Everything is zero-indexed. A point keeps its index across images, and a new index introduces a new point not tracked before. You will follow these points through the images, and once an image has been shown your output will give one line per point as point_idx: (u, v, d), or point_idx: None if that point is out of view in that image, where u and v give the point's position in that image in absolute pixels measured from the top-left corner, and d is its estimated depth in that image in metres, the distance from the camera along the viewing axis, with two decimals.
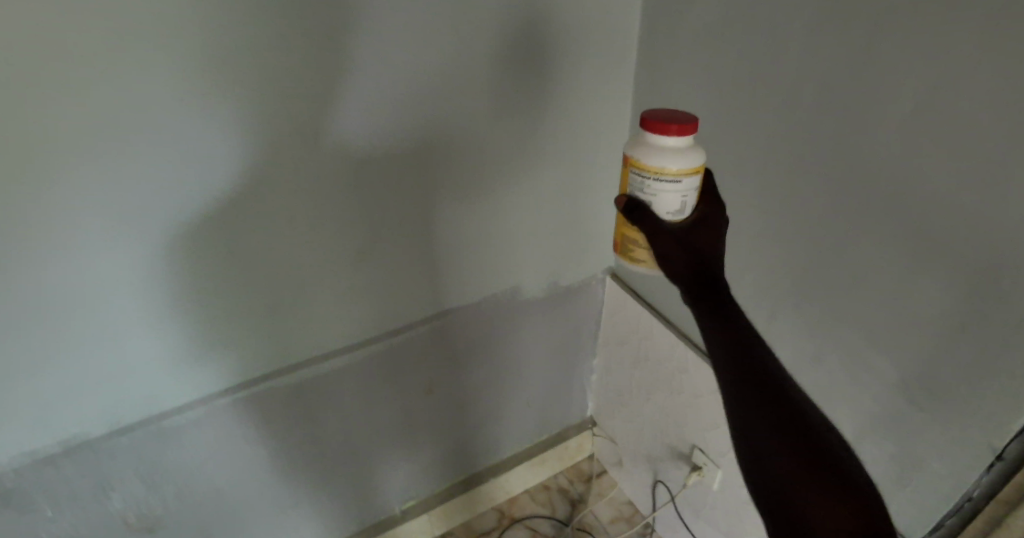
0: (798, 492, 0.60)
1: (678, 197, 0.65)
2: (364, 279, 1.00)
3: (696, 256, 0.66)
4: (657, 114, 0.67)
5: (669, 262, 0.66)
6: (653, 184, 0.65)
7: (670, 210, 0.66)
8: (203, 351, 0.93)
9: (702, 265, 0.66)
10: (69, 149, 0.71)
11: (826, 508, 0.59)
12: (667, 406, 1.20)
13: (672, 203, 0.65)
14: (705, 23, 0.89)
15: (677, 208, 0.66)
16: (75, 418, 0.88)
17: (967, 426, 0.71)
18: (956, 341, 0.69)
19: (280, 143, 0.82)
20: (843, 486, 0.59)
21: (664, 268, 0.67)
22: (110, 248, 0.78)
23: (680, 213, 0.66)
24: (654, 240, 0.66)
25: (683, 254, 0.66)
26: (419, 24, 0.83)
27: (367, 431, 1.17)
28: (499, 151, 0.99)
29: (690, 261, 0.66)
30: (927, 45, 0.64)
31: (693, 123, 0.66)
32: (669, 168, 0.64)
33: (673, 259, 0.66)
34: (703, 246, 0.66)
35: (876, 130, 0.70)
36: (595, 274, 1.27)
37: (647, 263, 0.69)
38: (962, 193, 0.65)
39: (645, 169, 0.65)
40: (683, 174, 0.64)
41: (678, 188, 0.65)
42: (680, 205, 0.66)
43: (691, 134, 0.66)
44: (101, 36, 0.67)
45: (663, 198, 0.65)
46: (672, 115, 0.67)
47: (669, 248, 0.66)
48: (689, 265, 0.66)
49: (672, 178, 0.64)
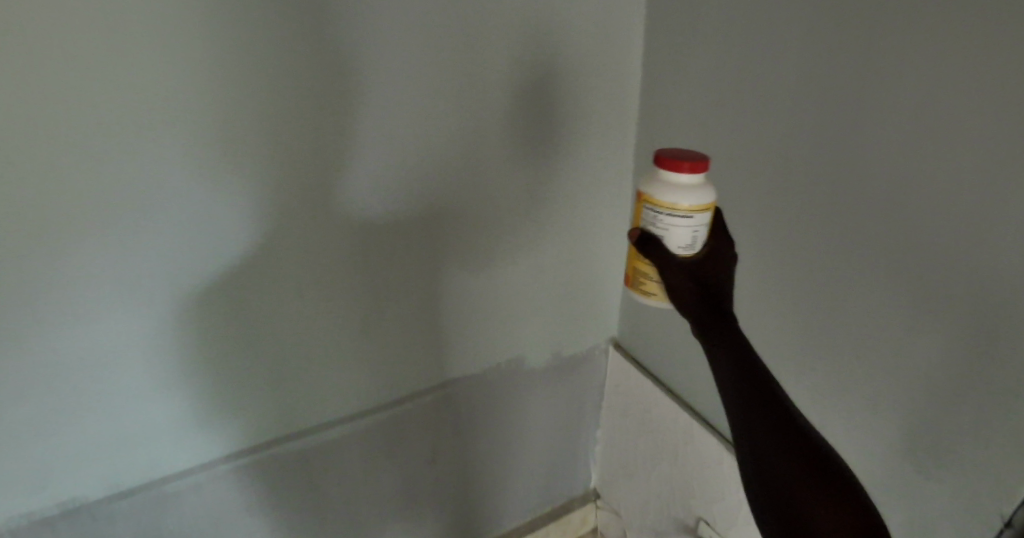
0: (804, 507, 0.60)
1: (689, 232, 0.66)
2: (369, 343, 1.00)
3: (704, 286, 0.68)
4: (669, 152, 0.68)
5: (678, 293, 0.67)
6: (666, 219, 0.66)
7: (681, 244, 0.66)
8: (207, 414, 0.92)
9: (709, 294, 0.68)
10: (92, 207, 0.74)
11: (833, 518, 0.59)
12: (673, 478, 1.18)
13: (683, 238, 0.66)
14: (704, 100, 0.93)
15: (687, 243, 0.66)
16: (77, 479, 0.87)
17: (976, 491, 0.71)
18: (962, 407, 0.70)
19: (295, 211, 0.84)
20: (846, 502, 0.60)
21: (673, 297, 0.68)
22: (126, 306, 0.80)
23: (690, 248, 0.67)
24: (664, 273, 0.67)
25: (692, 286, 0.67)
26: (432, 102, 0.87)
27: (367, 502, 1.15)
28: (505, 221, 1.01)
29: (698, 291, 0.67)
30: (917, 121, 0.67)
31: (705, 160, 0.66)
32: (682, 204, 0.65)
33: (682, 290, 0.67)
34: (711, 279, 0.68)
35: (872, 199, 0.73)
36: (600, 343, 1.27)
37: (658, 296, 0.70)
38: (958, 260, 0.67)
39: (659, 204, 0.66)
40: (694, 210, 0.65)
41: (689, 223, 0.65)
42: (690, 240, 0.66)
43: (703, 171, 0.67)
44: (135, 108, 0.71)
45: (674, 233, 0.66)
46: (684, 153, 0.69)
47: (678, 280, 0.67)
48: (698, 294, 0.67)
49: (684, 214, 0.65)
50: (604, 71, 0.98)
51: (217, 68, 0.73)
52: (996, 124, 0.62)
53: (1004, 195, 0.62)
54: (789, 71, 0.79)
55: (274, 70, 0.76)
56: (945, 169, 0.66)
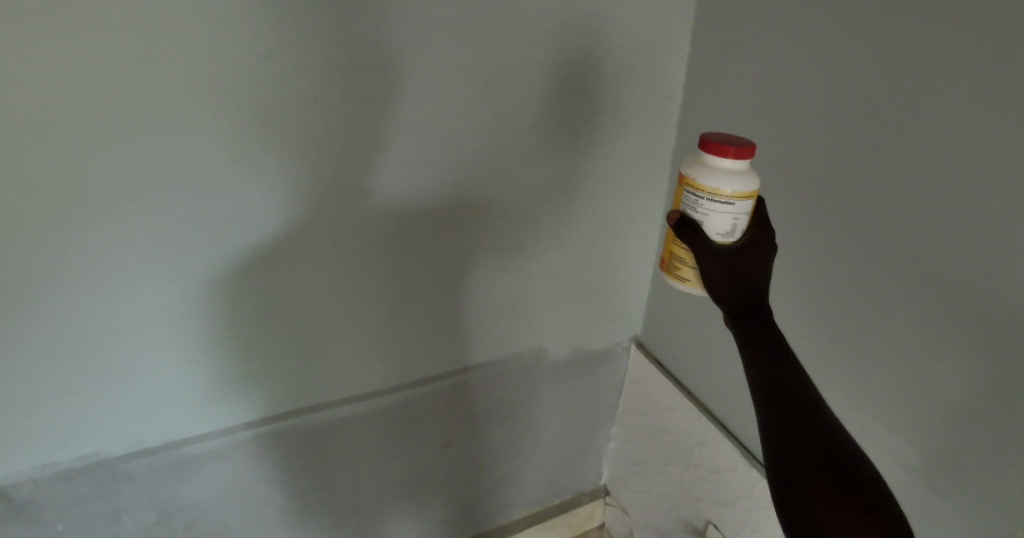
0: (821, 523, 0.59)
1: (729, 219, 0.65)
2: (389, 327, 1.00)
3: (741, 280, 0.66)
4: (716, 137, 0.67)
5: (712, 283, 0.66)
6: (706, 204, 0.65)
7: (720, 231, 0.65)
8: (225, 385, 0.94)
9: (744, 288, 0.66)
10: (123, 175, 0.75)
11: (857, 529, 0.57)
12: (684, 481, 1.17)
13: (723, 225, 0.65)
14: (738, 103, 0.91)
15: (727, 230, 0.65)
16: (99, 437, 0.90)
17: (996, 520, 0.69)
18: (986, 435, 0.67)
19: (321, 190, 0.85)
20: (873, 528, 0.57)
21: (708, 287, 0.66)
22: (150, 274, 0.82)
23: (730, 235, 0.66)
24: (699, 259, 0.65)
25: (725, 274, 0.66)
26: (462, 90, 0.86)
27: (377, 481, 1.16)
28: (530, 213, 1.01)
29: (734, 283, 0.66)
30: (959, 137, 0.65)
31: (751, 147, 0.65)
32: (723, 190, 0.64)
33: (717, 278, 0.66)
34: (749, 272, 0.66)
35: (906, 214, 0.70)
36: (620, 342, 1.26)
37: (693, 283, 0.69)
38: (993, 284, 0.64)
39: (700, 189, 0.65)
40: (736, 197, 0.64)
41: (730, 210, 0.65)
42: (730, 227, 0.65)
43: (748, 158, 0.65)
44: (166, 79, 0.72)
45: (713, 219, 0.65)
46: (730, 138, 0.67)
47: (714, 268, 0.65)
48: (733, 286, 0.66)
49: (725, 200, 0.64)
50: (639, 68, 0.96)
51: (248, 44, 0.74)
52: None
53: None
54: (827, 78, 0.76)
55: (305, 47, 0.76)
56: (990, 187, 0.63)
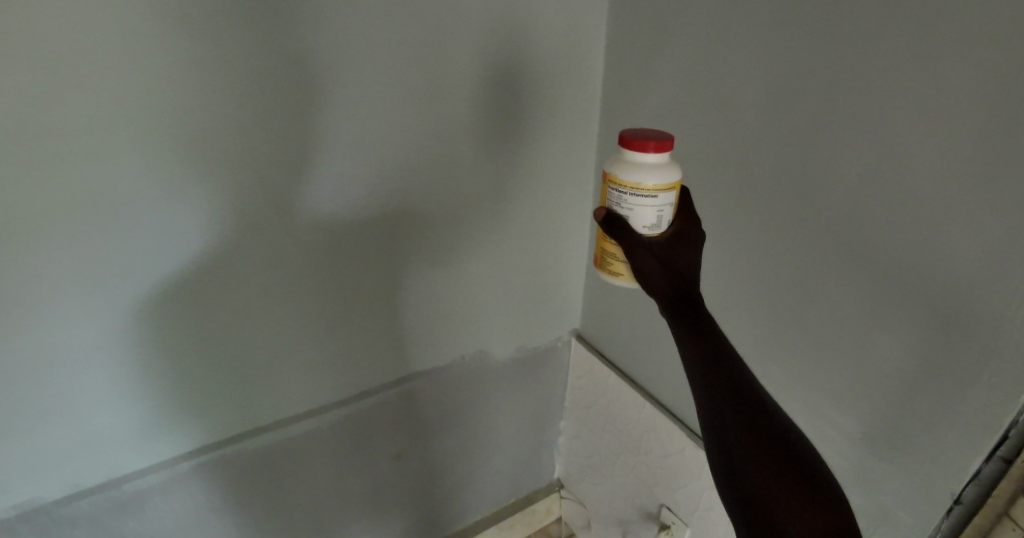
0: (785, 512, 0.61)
1: (655, 211, 0.67)
2: (332, 341, 0.99)
3: (676, 275, 0.68)
4: (636, 133, 0.70)
5: (648, 278, 0.68)
6: (630, 198, 0.67)
7: (646, 224, 0.68)
8: (165, 415, 0.90)
9: (680, 283, 0.68)
10: (43, 203, 0.71)
11: (795, 508, 0.60)
12: (637, 467, 1.20)
13: (649, 218, 0.67)
14: (662, 97, 0.94)
15: (653, 222, 0.68)
16: (32, 484, 0.85)
17: (927, 474, 0.73)
18: (913, 394, 0.72)
19: (253, 206, 0.82)
20: (814, 504, 0.60)
21: (641, 281, 0.69)
22: (79, 305, 0.77)
23: (656, 228, 0.68)
24: (632, 255, 0.67)
25: (658, 268, 0.68)
26: (392, 97, 0.86)
27: (332, 498, 1.14)
28: (469, 216, 1.01)
29: (670, 277, 0.68)
30: (871, 120, 0.69)
31: (670, 140, 0.68)
32: (646, 183, 0.66)
33: (650, 273, 0.68)
34: (679, 263, 0.69)
35: (826, 195, 0.75)
36: (562, 337, 1.28)
37: (626, 277, 0.71)
38: (905, 253, 0.69)
39: (624, 185, 0.67)
40: (659, 189, 0.67)
41: (654, 203, 0.67)
42: (656, 220, 0.68)
43: (669, 150, 0.68)
44: (83, 99, 0.69)
45: (639, 212, 0.67)
46: (650, 133, 0.70)
47: (647, 263, 0.67)
48: (665, 279, 0.68)
49: (649, 193, 0.67)
50: (563, 68, 0.98)
51: (167, 59, 0.71)
52: (964, 118, 0.62)
53: (976, 188, 0.63)
54: (748, 71, 0.81)
55: (227, 60, 0.74)
56: (902, 166, 0.67)
